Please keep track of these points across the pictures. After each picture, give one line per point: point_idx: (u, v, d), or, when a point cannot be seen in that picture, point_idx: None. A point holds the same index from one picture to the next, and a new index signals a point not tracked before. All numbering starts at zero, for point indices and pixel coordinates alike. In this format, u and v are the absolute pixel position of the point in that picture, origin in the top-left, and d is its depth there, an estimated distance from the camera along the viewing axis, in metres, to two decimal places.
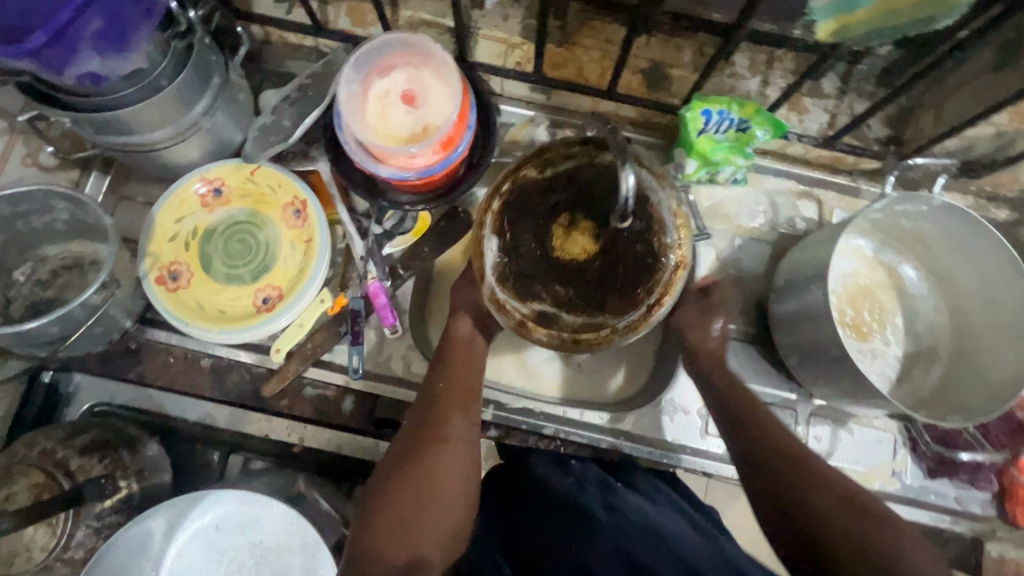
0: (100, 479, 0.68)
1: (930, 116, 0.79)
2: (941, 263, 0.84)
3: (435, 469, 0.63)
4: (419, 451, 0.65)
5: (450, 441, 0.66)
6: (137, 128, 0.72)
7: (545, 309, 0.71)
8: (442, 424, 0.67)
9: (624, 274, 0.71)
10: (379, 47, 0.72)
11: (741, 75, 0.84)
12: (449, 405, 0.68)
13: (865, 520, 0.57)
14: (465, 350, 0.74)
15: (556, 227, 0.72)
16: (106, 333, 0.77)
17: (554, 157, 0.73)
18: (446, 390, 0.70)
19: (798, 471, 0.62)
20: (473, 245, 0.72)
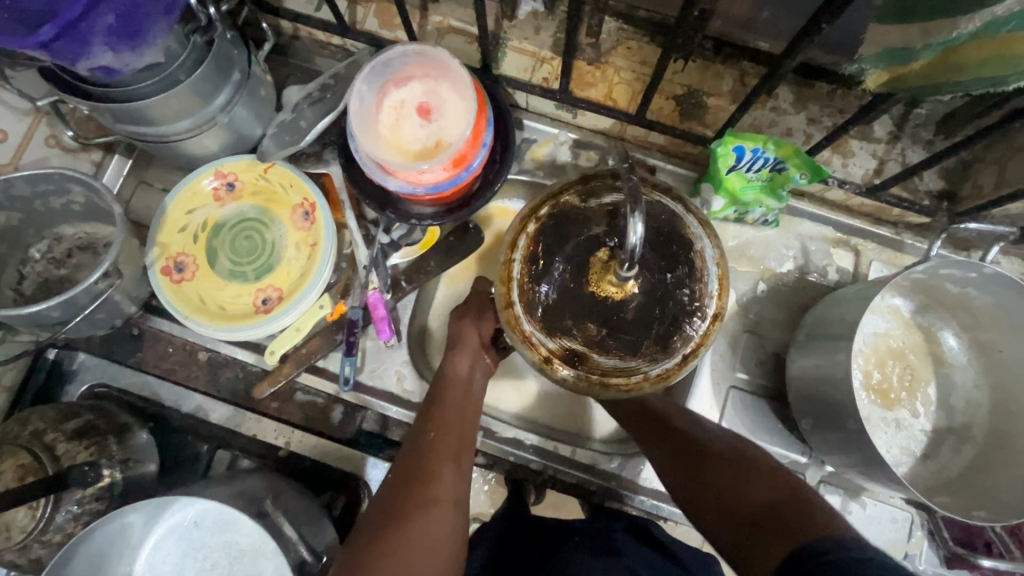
0: (84, 466, 0.68)
1: (991, 173, 0.72)
2: (987, 335, 0.77)
3: (424, 526, 0.56)
4: (407, 506, 0.58)
5: (442, 495, 0.60)
6: (154, 121, 0.72)
7: (574, 346, 0.60)
8: (432, 480, 0.61)
9: (662, 321, 0.61)
10: (397, 58, 0.70)
11: (784, 110, 0.78)
12: (440, 457, 0.63)
13: (750, 476, 0.62)
14: (461, 395, 0.69)
15: (596, 258, 0.61)
16: (110, 318, 0.78)
17: (600, 184, 0.64)
18: (439, 437, 0.65)
19: (683, 440, 0.68)
20: (501, 267, 0.62)
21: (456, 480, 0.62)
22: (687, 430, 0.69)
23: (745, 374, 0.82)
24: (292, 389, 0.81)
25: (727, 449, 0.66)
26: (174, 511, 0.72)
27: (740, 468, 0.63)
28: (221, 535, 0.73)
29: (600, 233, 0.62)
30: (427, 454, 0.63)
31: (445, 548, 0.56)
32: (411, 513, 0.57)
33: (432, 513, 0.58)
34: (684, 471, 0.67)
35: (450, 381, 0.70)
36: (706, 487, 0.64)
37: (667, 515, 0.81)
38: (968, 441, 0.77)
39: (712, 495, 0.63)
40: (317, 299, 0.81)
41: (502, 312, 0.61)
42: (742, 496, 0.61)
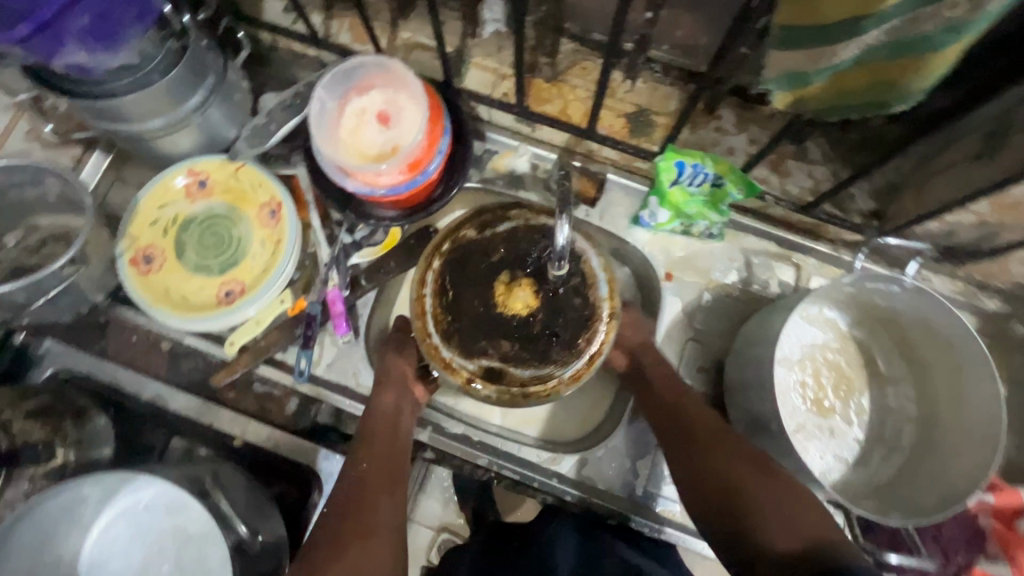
0: (39, 445, 0.72)
1: (912, 196, 0.76)
2: (914, 347, 0.80)
3: (366, 560, 0.61)
4: (349, 541, 0.62)
5: (377, 527, 0.64)
6: (128, 117, 0.76)
7: (492, 364, 0.64)
8: (366, 516, 0.64)
9: (568, 324, 0.65)
10: (358, 69, 0.75)
11: (727, 130, 0.83)
12: (373, 493, 0.66)
13: (765, 480, 0.62)
14: (387, 431, 0.71)
15: (498, 283, 0.66)
16: (75, 306, 0.81)
17: (492, 216, 0.69)
18: (374, 471, 0.68)
19: (664, 395, 0.73)
20: (414, 302, 0.66)
21: (393, 511, 0.66)
22: (667, 381, 0.74)
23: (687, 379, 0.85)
24: (250, 380, 0.84)
25: (700, 413, 0.71)
26: (123, 494, 0.72)
27: (712, 436, 0.68)
28: (170, 520, 0.72)
29: (501, 258, 0.67)
30: (360, 489, 0.66)
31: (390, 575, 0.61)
32: (352, 550, 0.61)
33: (371, 547, 0.62)
34: (665, 426, 0.72)
35: (378, 419, 0.72)
36: (684, 446, 0.69)
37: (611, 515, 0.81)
38: (897, 450, 0.80)
39: (691, 455, 0.68)
40: (278, 294, 0.84)
41: (421, 343, 0.65)
42: (720, 467, 0.65)
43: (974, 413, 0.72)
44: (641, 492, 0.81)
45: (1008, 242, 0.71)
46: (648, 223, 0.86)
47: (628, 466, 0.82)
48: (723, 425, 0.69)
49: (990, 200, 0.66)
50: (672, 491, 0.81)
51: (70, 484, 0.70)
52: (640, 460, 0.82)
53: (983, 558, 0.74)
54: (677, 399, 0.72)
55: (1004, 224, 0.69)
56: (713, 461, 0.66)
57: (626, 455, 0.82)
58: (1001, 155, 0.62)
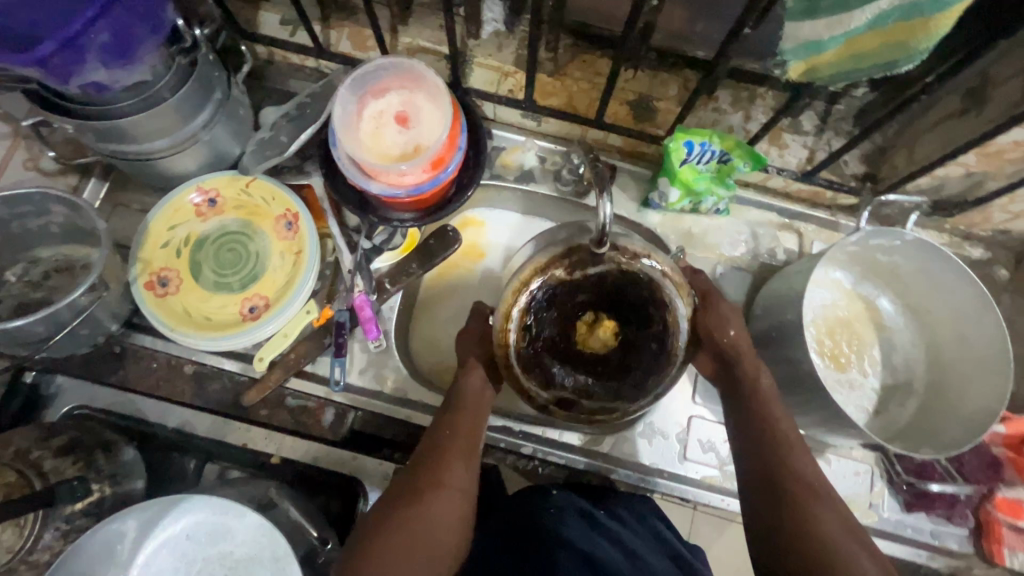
0: (72, 481, 0.69)
1: (903, 155, 0.82)
2: (916, 297, 0.86)
3: (433, 512, 0.61)
4: (419, 492, 0.63)
5: (450, 483, 0.64)
6: (134, 138, 0.74)
7: (566, 394, 0.69)
8: (442, 472, 0.65)
9: (648, 352, 0.69)
10: (375, 72, 0.76)
11: (724, 110, 0.87)
12: (450, 454, 0.66)
13: (849, 542, 0.58)
14: (474, 403, 0.71)
15: (580, 322, 0.71)
16: (92, 336, 0.78)
17: (581, 258, 0.68)
18: (452, 433, 0.68)
19: (769, 437, 0.66)
20: (496, 331, 0.69)
21: (466, 474, 0.66)
22: (772, 417, 0.68)
23: None
24: (282, 396, 0.82)
25: (804, 470, 0.64)
26: (165, 526, 0.70)
27: (807, 498, 0.61)
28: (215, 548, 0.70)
29: (585, 301, 0.70)
30: (439, 453, 0.66)
31: (449, 536, 0.61)
32: (423, 499, 0.62)
33: (439, 504, 0.62)
34: (761, 468, 0.65)
35: (462, 388, 0.72)
36: (773, 494, 0.63)
37: (657, 487, 0.83)
38: (912, 395, 0.85)
39: (780, 507, 0.62)
40: (303, 304, 0.83)
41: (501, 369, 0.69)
42: (803, 517, 0.60)
43: (979, 349, 0.78)
44: (683, 463, 0.84)
45: (992, 190, 0.78)
46: (659, 204, 0.90)
47: (666, 439, 0.84)
48: (824, 493, 0.62)
49: (977, 151, 0.72)
50: (710, 458, 0.84)
51: (106, 519, 0.67)
52: (678, 432, 0.85)
53: (1002, 485, 0.79)
54: (782, 448, 0.65)
55: (987, 173, 0.76)
56: (804, 526, 0.60)
57: (664, 428, 0.85)
58: (987, 107, 0.68)
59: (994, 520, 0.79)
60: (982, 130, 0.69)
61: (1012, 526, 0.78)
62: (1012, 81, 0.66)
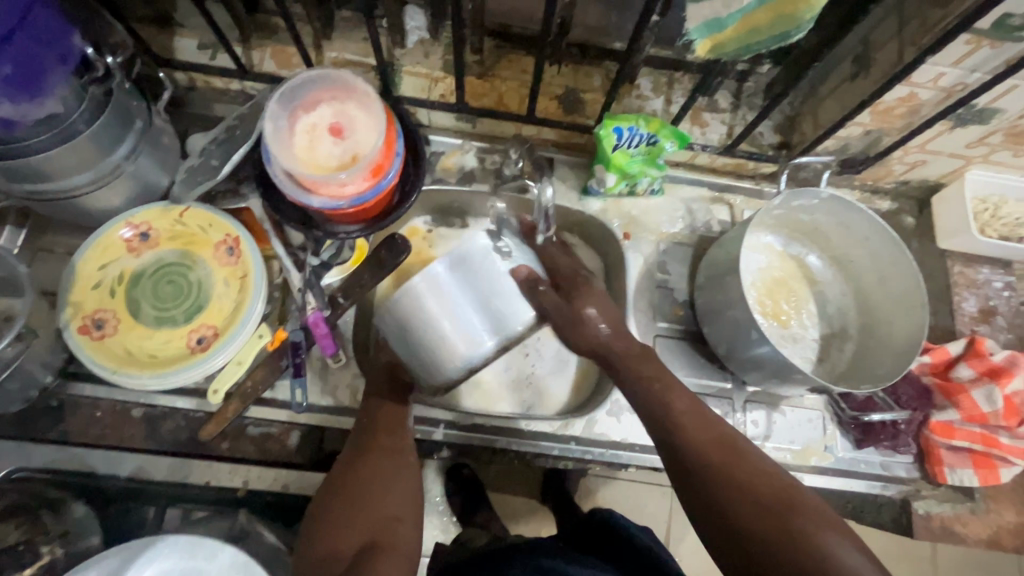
0: (19, 546, 0.67)
1: (810, 122, 0.89)
2: (840, 250, 0.93)
3: (372, 472, 0.66)
4: (353, 464, 0.67)
5: (382, 448, 0.69)
6: (49, 174, 0.70)
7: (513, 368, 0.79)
8: (370, 443, 0.69)
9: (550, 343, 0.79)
10: (303, 87, 0.76)
11: (647, 96, 0.92)
12: (376, 426, 0.71)
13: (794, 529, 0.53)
14: (386, 385, 0.75)
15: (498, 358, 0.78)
16: (24, 391, 0.73)
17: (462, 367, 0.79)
18: (375, 413, 0.73)
19: (690, 440, 0.63)
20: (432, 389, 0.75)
21: (395, 441, 0.70)
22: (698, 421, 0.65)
23: (666, 323, 0.92)
24: (243, 425, 0.80)
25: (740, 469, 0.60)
26: None
27: (745, 492, 0.58)
28: None
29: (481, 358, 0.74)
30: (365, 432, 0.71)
31: (393, 488, 0.66)
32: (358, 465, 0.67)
33: (368, 470, 0.66)
34: (696, 478, 0.61)
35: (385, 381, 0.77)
36: (711, 504, 0.58)
37: (629, 461, 0.85)
38: (848, 340, 0.92)
39: (720, 510, 0.57)
40: (255, 329, 0.80)
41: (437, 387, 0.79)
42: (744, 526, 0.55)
43: (900, 289, 0.86)
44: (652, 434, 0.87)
45: (888, 145, 0.86)
46: (598, 190, 0.94)
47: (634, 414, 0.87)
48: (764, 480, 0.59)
49: (871, 111, 0.80)
50: None
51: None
52: None
53: (935, 410, 0.86)
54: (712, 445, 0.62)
55: (882, 130, 0.84)
56: (750, 518, 0.55)
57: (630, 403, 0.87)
58: (872, 69, 0.76)
59: (933, 444, 0.86)
60: (870, 91, 0.76)
61: (949, 446, 0.85)
62: (889, 44, 0.73)
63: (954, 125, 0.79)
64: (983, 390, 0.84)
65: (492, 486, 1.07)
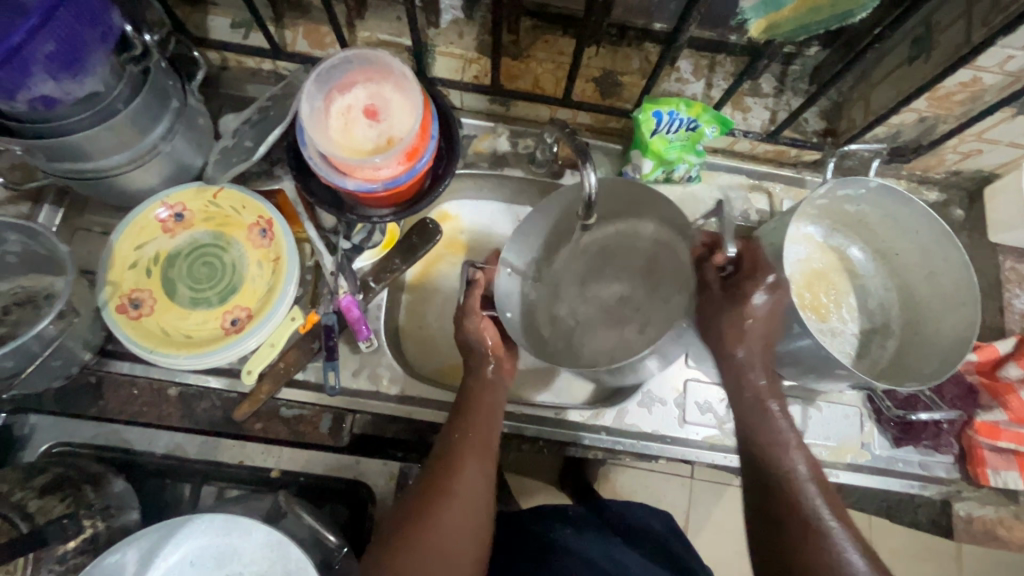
0: (62, 519, 0.66)
1: (859, 108, 0.85)
2: (884, 242, 0.90)
3: (446, 514, 0.66)
4: (432, 498, 0.67)
5: (461, 485, 0.68)
6: (89, 154, 0.70)
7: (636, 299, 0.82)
8: (454, 474, 0.68)
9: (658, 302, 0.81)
10: (339, 66, 0.74)
11: (687, 79, 0.89)
12: (463, 454, 0.70)
13: None
14: (482, 410, 0.73)
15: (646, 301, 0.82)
16: (65, 367, 0.75)
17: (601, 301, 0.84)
18: (466, 435, 0.71)
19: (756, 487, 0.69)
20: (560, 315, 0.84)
21: (483, 476, 0.70)
22: (782, 484, 0.67)
23: None
24: (275, 407, 0.80)
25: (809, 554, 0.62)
26: (164, 556, 0.66)
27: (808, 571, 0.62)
28: (221, 571, 0.66)
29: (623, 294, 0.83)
30: (450, 457, 0.70)
31: (464, 535, 0.65)
32: (438, 502, 0.67)
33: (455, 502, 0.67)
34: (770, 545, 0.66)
35: (479, 404, 0.74)
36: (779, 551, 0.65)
37: (660, 452, 0.84)
38: (890, 336, 0.89)
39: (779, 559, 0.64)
40: (288, 311, 0.81)
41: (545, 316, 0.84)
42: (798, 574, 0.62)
43: (948, 284, 0.82)
44: (683, 426, 0.85)
45: (943, 133, 0.82)
46: (633, 176, 0.92)
47: (665, 406, 0.86)
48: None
49: (928, 96, 0.76)
50: (708, 418, 0.86)
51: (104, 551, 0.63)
52: (675, 398, 0.86)
53: (980, 411, 0.83)
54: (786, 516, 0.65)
55: (938, 117, 0.80)
56: None
57: (662, 395, 0.86)
58: (933, 52, 0.72)
59: (976, 444, 0.83)
60: (928, 77, 0.73)
61: (993, 447, 0.82)
62: (954, 25, 0.69)
63: (1018, 113, 0.75)
64: None
65: (515, 473, 1.07)
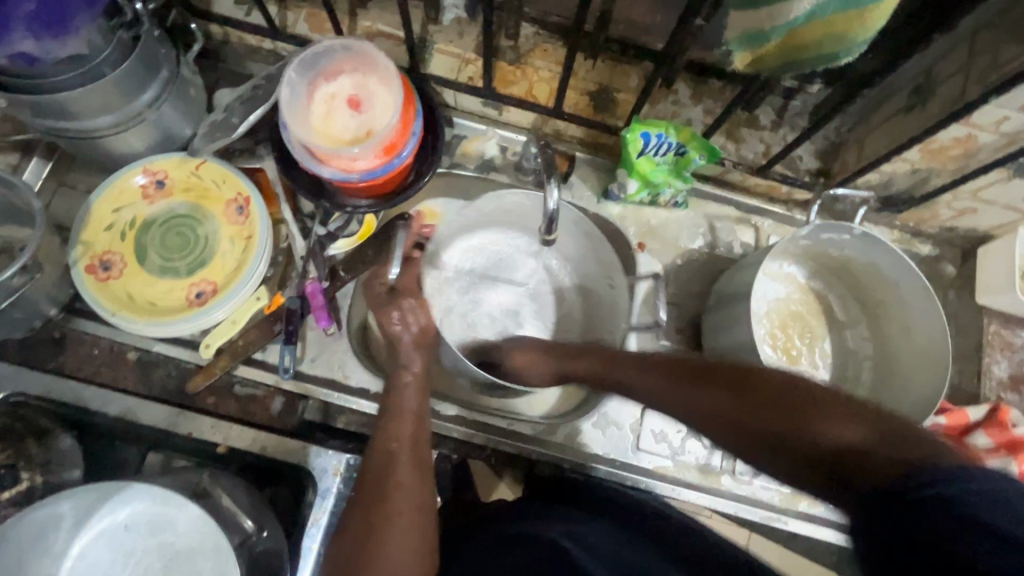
0: (2, 469, 0.69)
1: (854, 151, 0.83)
2: (866, 291, 0.88)
3: (394, 530, 0.56)
4: (373, 513, 0.57)
5: (404, 488, 0.59)
6: (73, 113, 0.71)
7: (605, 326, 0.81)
8: (390, 481, 0.59)
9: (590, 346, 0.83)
10: (326, 54, 0.74)
11: (683, 103, 0.87)
12: (396, 456, 0.61)
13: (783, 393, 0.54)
14: (404, 403, 0.67)
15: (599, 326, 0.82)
16: (28, 319, 0.76)
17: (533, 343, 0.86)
18: (393, 436, 0.63)
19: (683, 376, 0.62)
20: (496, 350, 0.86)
21: (421, 482, 0.60)
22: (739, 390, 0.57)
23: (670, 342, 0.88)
24: (230, 382, 0.81)
25: (822, 431, 0.50)
26: (103, 515, 0.66)
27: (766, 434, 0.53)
28: (154, 539, 0.66)
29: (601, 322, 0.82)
30: (380, 464, 0.61)
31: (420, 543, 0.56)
32: (382, 525, 0.56)
33: (399, 507, 0.57)
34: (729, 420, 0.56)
35: (398, 404, 0.67)
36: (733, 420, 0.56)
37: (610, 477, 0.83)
38: (859, 387, 0.87)
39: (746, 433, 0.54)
40: (253, 291, 0.82)
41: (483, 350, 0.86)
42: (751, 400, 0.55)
43: (923, 342, 0.80)
44: (636, 453, 0.84)
45: (935, 187, 0.80)
46: (618, 196, 0.90)
47: (620, 430, 0.85)
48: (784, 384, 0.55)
49: (921, 147, 0.74)
50: (663, 448, 0.84)
51: (39, 503, 0.63)
52: (632, 423, 0.85)
53: None
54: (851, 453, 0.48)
55: (932, 170, 0.78)
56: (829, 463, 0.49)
57: (618, 418, 0.85)
58: (931, 103, 0.70)
59: None
60: (923, 128, 0.71)
61: None
62: (953, 78, 0.67)
63: (1013, 175, 0.72)
64: (998, 462, 0.78)
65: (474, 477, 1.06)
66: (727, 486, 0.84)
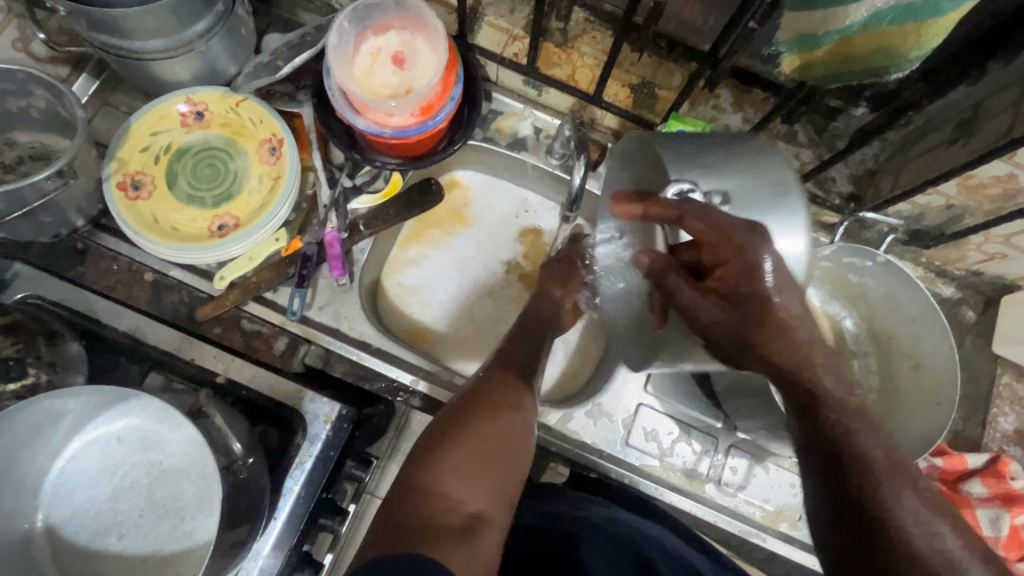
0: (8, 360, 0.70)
1: (889, 179, 0.82)
2: (880, 323, 0.87)
3: (502, 424, 0.67)
4: (494, 404, 0.69)
5: (526, 405, 0.71)
6: (126, 32, 0.72)
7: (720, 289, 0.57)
8: (514, 391, 0.71)
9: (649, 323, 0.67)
10: (378, 8, 0.75)
11: (724, 109, 0.87)
12: (522, 374, 0.73)
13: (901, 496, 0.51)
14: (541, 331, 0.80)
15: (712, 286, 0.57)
16: (55, 226, 0.79)
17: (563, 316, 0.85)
18: (524, 356, 0.76)
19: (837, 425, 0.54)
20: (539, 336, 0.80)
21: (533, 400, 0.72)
22: (889, 483, 0.52)
23: None
24: (238, 316, 0.83)
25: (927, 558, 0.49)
26: (100, 422, 0.67)
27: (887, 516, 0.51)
28: (144, 453, 0.68)
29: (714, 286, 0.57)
30: (508, 373, 0.74)
31: (518, 449, 0.67)
32: (497, 416, 0.68)
33: (509, 414, 0.69)
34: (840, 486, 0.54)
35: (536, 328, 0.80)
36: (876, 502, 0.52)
37: (593, 465, 0.84)
38: None
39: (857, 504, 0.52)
40: (273, 232, 0.83)
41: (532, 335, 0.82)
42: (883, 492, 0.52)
43: (929, 382, 0.79)
44: (623, 447, 0.84)
45: (967, 227, 0.79)
46: None
47: (611, 422, 0.85)
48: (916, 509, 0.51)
49: (958, 181, 0.73)
50: (652, 447, 0.84)
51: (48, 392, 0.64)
52: (624, 418, 0.85)
53: None
54: None
55: (966, 208, 0.77)
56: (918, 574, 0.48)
57: (611, 411, 0.85)
58: (975, 137, 0.69)
59: None
60: (961, 161, 0.70)
61: None
62: (1001, 114, 0.66)
63: None
64: (991, 512, 0.77)
65: None
66: (709, 494, 0.83)
